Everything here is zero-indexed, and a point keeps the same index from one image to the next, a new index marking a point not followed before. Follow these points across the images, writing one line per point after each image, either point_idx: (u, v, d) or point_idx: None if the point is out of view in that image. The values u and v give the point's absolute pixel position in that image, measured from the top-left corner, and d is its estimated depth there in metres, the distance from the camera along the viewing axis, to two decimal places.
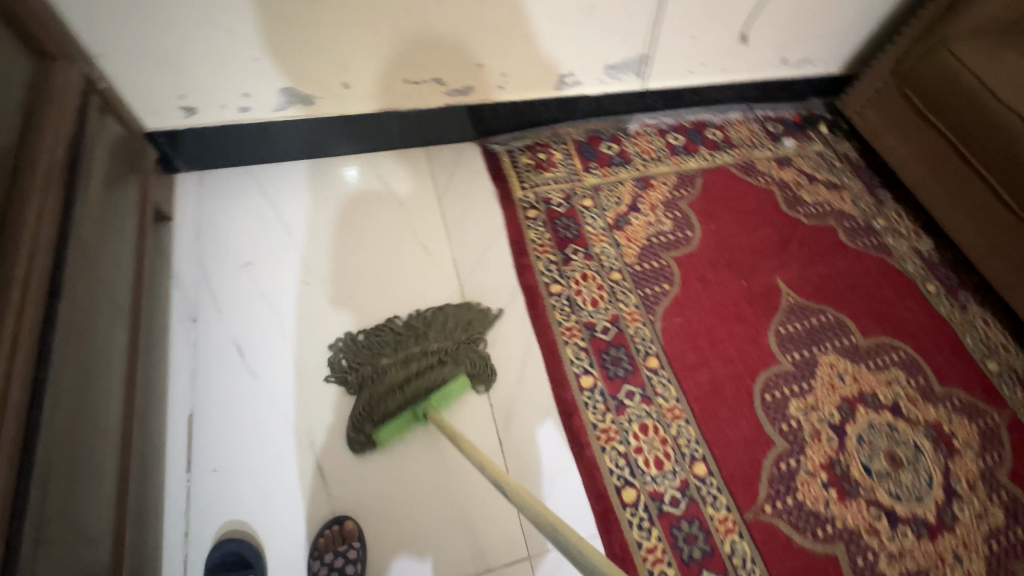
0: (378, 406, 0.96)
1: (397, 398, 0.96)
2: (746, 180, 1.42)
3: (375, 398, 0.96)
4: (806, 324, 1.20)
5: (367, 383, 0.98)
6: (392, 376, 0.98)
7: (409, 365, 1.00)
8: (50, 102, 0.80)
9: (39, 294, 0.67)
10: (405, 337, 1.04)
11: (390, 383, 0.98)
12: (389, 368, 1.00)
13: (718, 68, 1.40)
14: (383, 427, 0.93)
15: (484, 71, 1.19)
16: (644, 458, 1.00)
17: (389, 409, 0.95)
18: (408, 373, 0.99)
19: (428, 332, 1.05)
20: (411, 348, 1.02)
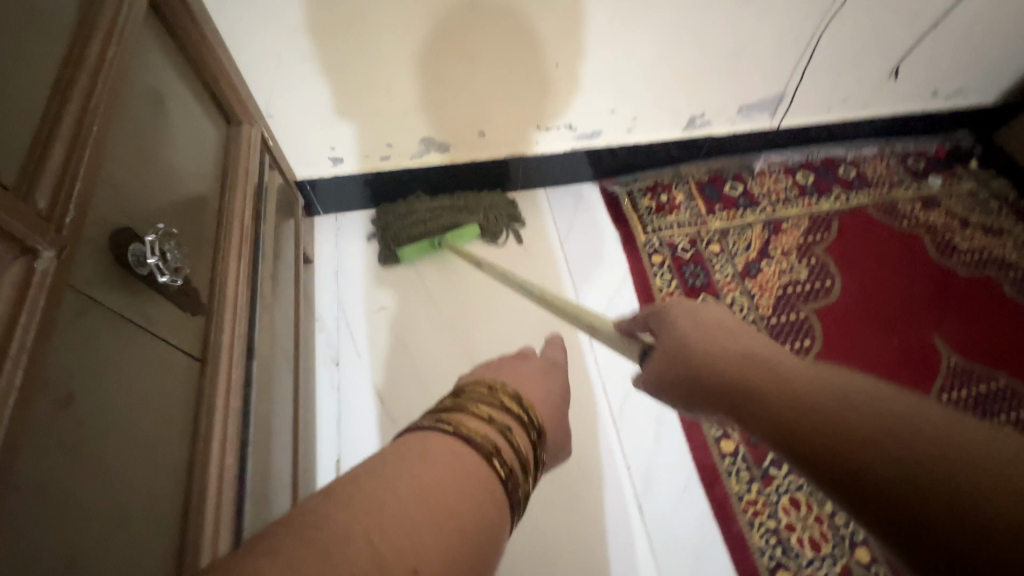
0: (403, 228, 1.18)
1: (421, 227, 1.17)
2: (888, 225, 1.31)
3: (405, 223, 1.18)
4: (973, 392, 1.08)
5: (402, 213, 1.19)
6: (417, 209, 1.20)
7: (435, 204, 1.21)
8: (238, 166, 0.86)
9: (242, 356, 0.71)
10: (439, 187, 1.24)
11: (416, 213, 1.19)
12: (417, 204, 1.20)
13: (859, 103, 1.31)
14: (407, 246, 1.15)
15: (616, 115, 1.17)
16: (797, 536, 0.91)
17: (412, 232, 1.16)
18: (433, 211, 1.19)
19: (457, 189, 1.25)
20: (442, 196, 1.22)
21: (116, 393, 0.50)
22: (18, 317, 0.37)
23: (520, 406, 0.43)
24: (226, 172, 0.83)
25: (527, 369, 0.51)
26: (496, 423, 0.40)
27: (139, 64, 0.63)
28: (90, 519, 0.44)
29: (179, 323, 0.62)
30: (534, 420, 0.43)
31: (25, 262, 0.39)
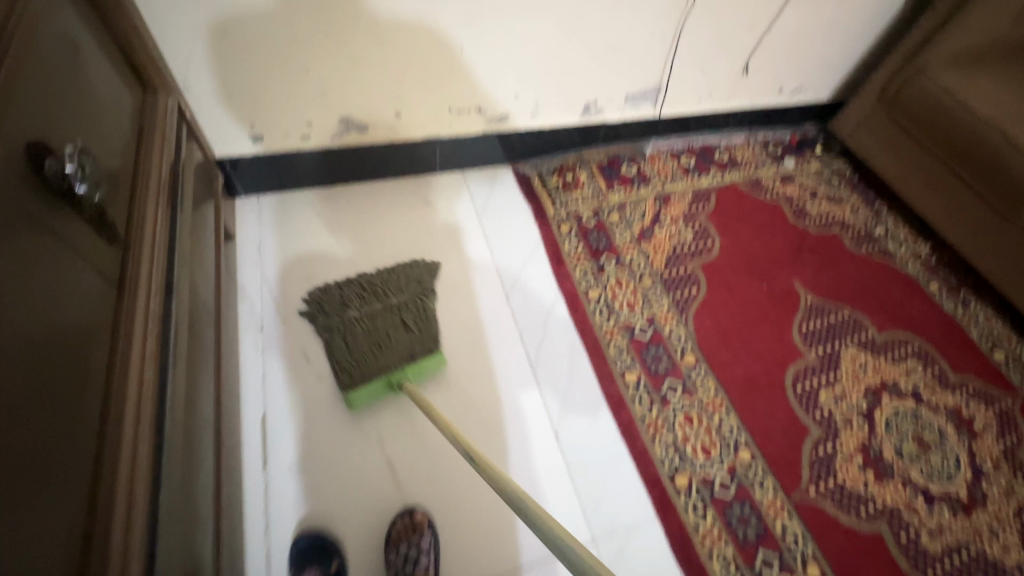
0: (353, 363, 1.01)
1: (372, 360, 1.01)
2: (755, 196, 1.55)
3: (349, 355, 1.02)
4: (825, 322, 1.29)
5: (339, 340, 1.04)
6: (358, 329, 1.05)
7: (374, 320, 1.07)
8: (155, 126, 0.89)
9: (160, 289, 0.73)
10: (371, 295, 1.11)
11: (359, 337, 1.04)
12: (355, 322, 1.06)
13: (723, 97, 1.55)
14: (361, 387, 0.98)
15: (520, 100, 1.32)
16: (692, 446, 1.06)
17: (362, 369, 1.00)
18: (376, 334, 1.04)
19: (391, 297, 1.12)
20: (375, 306, 1.09)
21: (23, 283, 0.52)
22: None
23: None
24: (143, 130, 0.86)
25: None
26: None
27: (51, 7, 0.67)
28: None
29: (95, 245, 0.65)
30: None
31: None
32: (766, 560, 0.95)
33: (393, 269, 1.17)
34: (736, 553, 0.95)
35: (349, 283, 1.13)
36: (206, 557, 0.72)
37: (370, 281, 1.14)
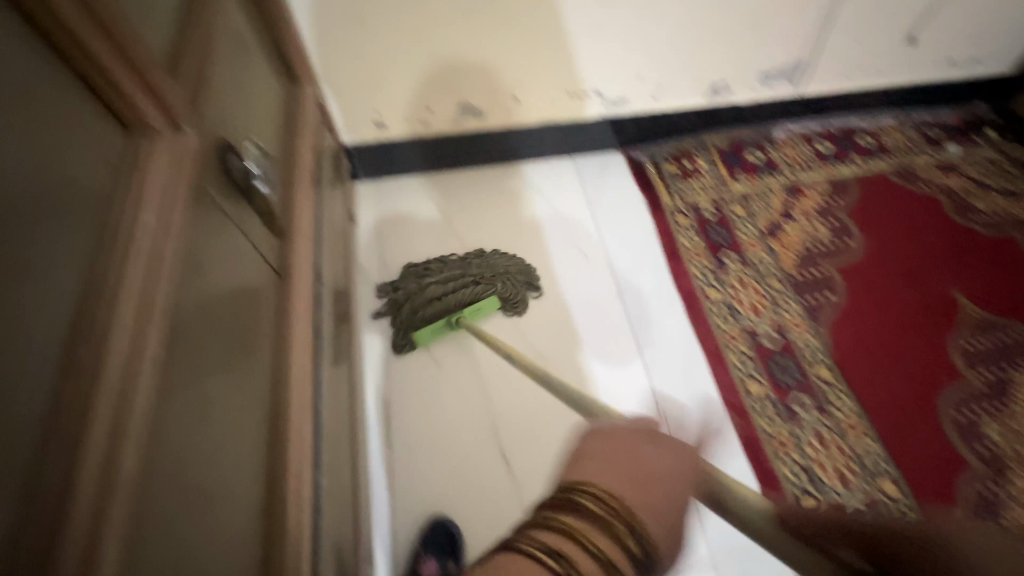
0: (418, 307, 1.11)
1: (433, 307, 1.10)
2: (908, 189, 1.34)
3: (418, 307, 1.11)
4: (995, 340, 1.10)
5: (413, 292, 1.13)
6: (431, 287, 1.13)
7: (447, 281, 1.13)
8: (301, 117, 0.93)
9: (310, 278, 0.77)
10: (449, 258, 1.18)
11: (430, 293, 1.12)
12: (430, 283, 1.14)
13: (877, 71, 1.35)
14: (421, 330, 1.08)
15: (642, 82, 1.23)
16: (824, 469, 0.96)
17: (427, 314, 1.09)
18: (446, 288, 1.12)
19: (469, 263, 1.17)
20: (451, 271, 1.15)
21: (224, 279, 0.55)
22: (175, 173, 0.45)
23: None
24: (292, 122, 0.91)
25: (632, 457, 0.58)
26: None
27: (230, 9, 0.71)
28: (211, 372, 0.50)
29: (263, 236, 0.69)
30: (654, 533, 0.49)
31: (174, 133, 0.47)
32: None
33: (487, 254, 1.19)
34: None
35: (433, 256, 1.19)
36: (347, 529, 0.77)
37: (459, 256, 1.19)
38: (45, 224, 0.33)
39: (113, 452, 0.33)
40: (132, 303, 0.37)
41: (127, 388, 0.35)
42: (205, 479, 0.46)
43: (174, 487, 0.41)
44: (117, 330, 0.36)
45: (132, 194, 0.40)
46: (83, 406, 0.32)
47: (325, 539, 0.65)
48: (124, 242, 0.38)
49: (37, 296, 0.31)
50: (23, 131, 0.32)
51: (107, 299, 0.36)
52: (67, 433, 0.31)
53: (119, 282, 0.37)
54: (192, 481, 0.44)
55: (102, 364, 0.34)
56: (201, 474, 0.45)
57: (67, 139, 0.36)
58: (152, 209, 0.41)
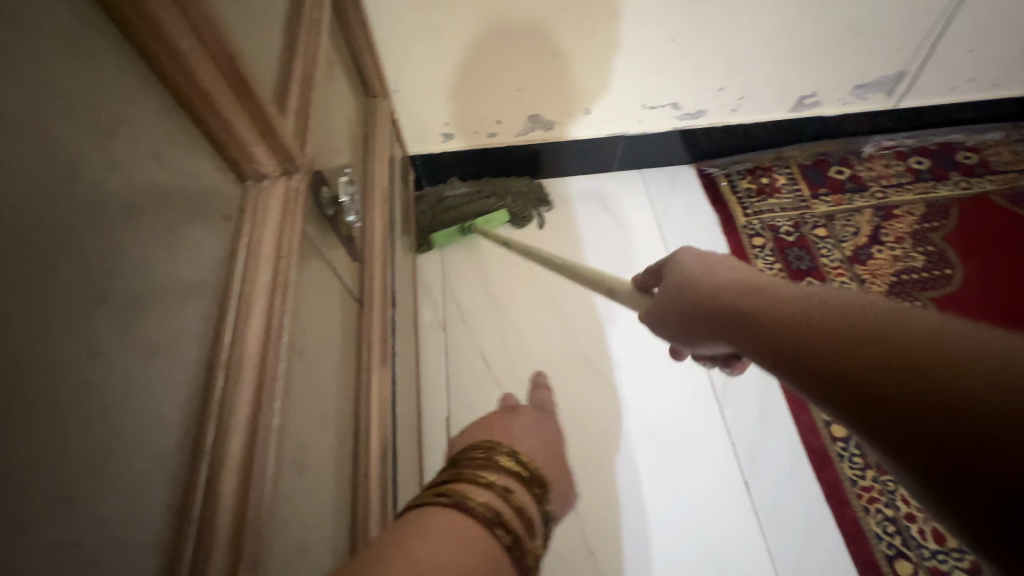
0: (437, 211, 1.22)
1: (451, 213, 1.21)
2: (1018, 214, 1.20)
3: (437, 212, 1.22)
4: None
5: (434, 198, 1.24)
6: (450, 194, 1.24)
7: (465, 190, 1.24)
8: (376, 132, 0.92)
9: (384, 303, 0.76)
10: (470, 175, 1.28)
11: (448, 199, 1.23)
12: (450, 191, 1.25)
13: (987, 83, 1.23)
14: (439, 231, 1.20)
15: (723, 94, 1.16)
16: (920, 527, 0.87)
17: (444, 217, 1.21)
18: (462, 198, 1.23)
19: (485, 179, 1.27)
20: (470, 183, 1.26)
21: (314, 314, 0.54)
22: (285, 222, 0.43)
23: (521, 458, 0.43)
24: (368, 138, 0.90)
25: (523, 424, 0.51)
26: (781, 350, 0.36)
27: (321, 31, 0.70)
28: (308, 421, 0.49)
29: (345, 263, 0.68)
30: (539, 474, 0.43)
31: (284, 178, 0.46)
32: None
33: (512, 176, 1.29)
34: None
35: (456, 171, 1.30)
36: None
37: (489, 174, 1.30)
38: (176, 294, 0.32)
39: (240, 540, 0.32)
40: (252, 376, 0.35)
41: (252, 467, 0.34)
42: (302, 537, 0.44)
43: (279, 556, 0.39)
44: (242, 403, 0.34)
45: (249, 251, 0.39)
46: (211, 491, 0.31)
47: None
48: (245, 307, 0.37)
49: (167, 371, 0.30)
50: (155, 201, 0.32)
51: (230, 369, 0.34)
52: (196, 520, 0.30)
53: (240, 351, 0.35)
54: (292, 537, 0.43)
55: (226, 441, 0.33)
56: (298, 527, 0.44)
57: (193, 199, 0.35)
58: (268, 267, 0.39)
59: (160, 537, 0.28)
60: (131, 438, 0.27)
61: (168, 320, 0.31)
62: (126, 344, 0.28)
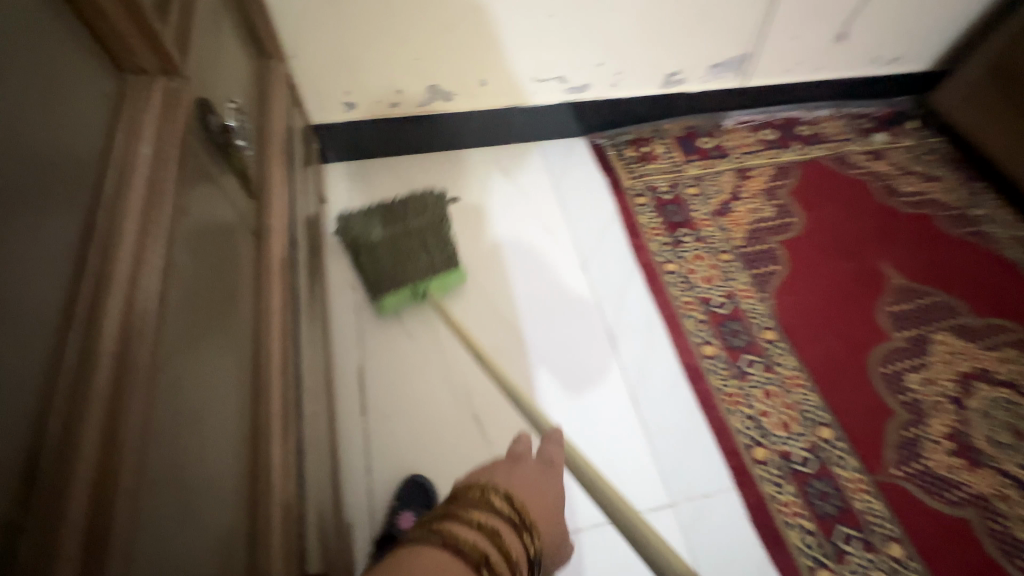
0: (380, 278, 1.06)
1: (397, 276, 1.06)
2: (842, 173, 1.46)
3: (378, 277, 1.06)
4: (915, 304, 1.23)
5: (365, 259, 1.05)
6: (383, 253, 1.05)
7: (397, 243, 1.06)
8: (272, 91, 0.95)
9: (285, 243, 0.79)
10: (393, 217, 1.09)
11: (382, 257, 1.05)
12: (379, 245, 1.05)
13: (813, 67, 1.48)
14: (391, 299, 1.06)
15: (602, 69, 1.31)
16: (771, 420, 1.06)
17: (391, 282, 1.06)
18: (399, 255, 1.06)
19: (411, 218, 1.09)
20: (397, 229, 1.07)
21: (205, 226, 0.58)
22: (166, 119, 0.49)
23: (515, 505, 0.54)
24: (263, 96, 0.92)
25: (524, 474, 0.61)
26: (485, 530, 0.50)
27: None
28: (200, 308, 0.53)
29: (241, 197, 0.71)
30: (528, 520, 0.54)
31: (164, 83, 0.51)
32: (846, 536, 0.95)
33: (413, 198, 1.12)
34: (816, 526, 0.95)
35: (374, 211, 1.09)
36: (328, 487, 0.79)
37: (393, 208, 1.11)
38: (54, 138, 0.38)
39: (128, 332, 0.38)
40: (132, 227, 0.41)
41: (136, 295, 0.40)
42: (198, 403, 0.49)
43: (171, 402, 0.44)
44: (125, 246, 0.40)
45: (128, 133, 0.45)
46: (100, 290, 0.38)
47: (308, 486, 0.67)
48: (124, 169, 0.43)
49: (53, 199, 0.36)
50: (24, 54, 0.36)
51: (112, 218, 0.40)
52: (81, 327, 0.36)
53: (122, 198, 0.42)
54: (187, 399, 0.47)
55: (111, 270, 0.39)
56: (193, 396, 0.48)
57: None
58: (149, 144, 0.46)
59: (49, 324, 0.34)
60: (25, 226, 0.33)
61: (51, 155, 0.37)
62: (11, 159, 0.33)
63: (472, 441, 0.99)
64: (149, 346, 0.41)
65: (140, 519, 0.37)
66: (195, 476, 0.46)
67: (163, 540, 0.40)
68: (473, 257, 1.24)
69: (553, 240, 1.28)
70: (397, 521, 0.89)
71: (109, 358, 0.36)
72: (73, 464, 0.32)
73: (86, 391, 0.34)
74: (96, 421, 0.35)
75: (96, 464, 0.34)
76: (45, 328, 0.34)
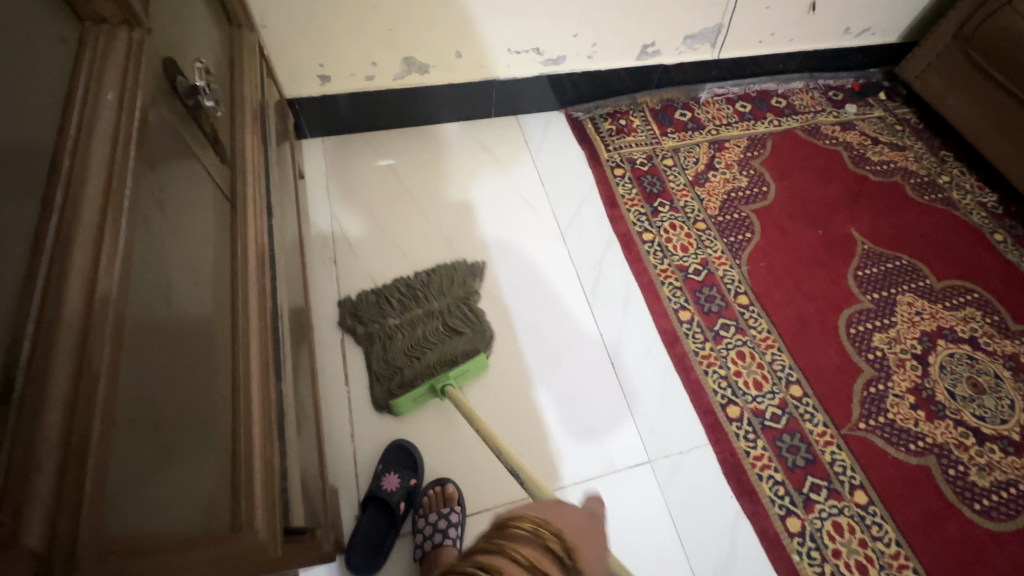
0: (395, 374, 1.00)
1: (413, 370, 1.00)
2: (813, 142, 1.50)
3: (394, 373, 1.00)
4: (882, 268, 1.27)
5: (381, 347, 1.04)
6: (400, 340, 1.03)
7: (415, 328, 1.05)
8: (243, 60, 0.93)
9: (261, 210, 0.80)
10: (411, 301, 1.10)
11: (399, 347, 1.03)
12: (396, 330, 1.05)
13: (787, 38, 1.50)
14: (402, 397, 0.97)
15: (578, 41, 1.31)
16: (744, 380, 1.10)
17: (405, 380, 0.99)
18: (416, 344, 1.02)
19: (431, 300, 1.10)
20: (416, 314, 1.08)
21: (176, 186, 0.58)
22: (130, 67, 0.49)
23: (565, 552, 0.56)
24: (233, 65, 0.91)
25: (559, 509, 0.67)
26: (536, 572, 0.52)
27: None
28: (172, 262, 0.54)
29: (214, 160, 0.71)
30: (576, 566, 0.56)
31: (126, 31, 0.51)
32: (814, 485, 0.99)
33: (430, 277, 1.14)
34: (786, 478, 1.00)
35: (393, 290, 1.11)
36: (313, 453, 0.81)
37: (409, 286, 1.12)
38: (10, 72, 0.38)
39: (99, 257, 0.39)
40: (98, 168, 0.42)
41: (105, 233, 0.40)
42: (174, 353, 0.50)
43: (146, 348, 0.45)
44: (90, 186, 0.40)
45: (90, 79, 0.45)
46: (68, 217, 0.38)
47: (292, 446, 0.69)
48: (87, 109, 0.43)
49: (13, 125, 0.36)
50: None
51: (76, 158, 0.41)
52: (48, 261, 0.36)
53: (86, 139, 0.42)
54: (162, 348, 0.48)
55: (76, 208, 0.39)
56: (169, 348, 0.49)
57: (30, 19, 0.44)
58: (112, 90, 0.46)
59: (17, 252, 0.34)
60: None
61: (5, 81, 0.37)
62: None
63: (461, 432, 1.00)
64: (122, 280, 0.41)
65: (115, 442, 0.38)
66: (169, 416, 0.47)
67: (136, 476, 0.40)
68: (452, 228, 1.25)
69: (533, 215, 1.29)
70: (382, 483, 0.91)
71: (80, 282, 0.37)
72: (48, 377, 0.33)
73: (57, 318, 0.35)
74: (66, 354, 0.34)
75: (72, 380, 0.34)
76: (12, 246, 0.34)
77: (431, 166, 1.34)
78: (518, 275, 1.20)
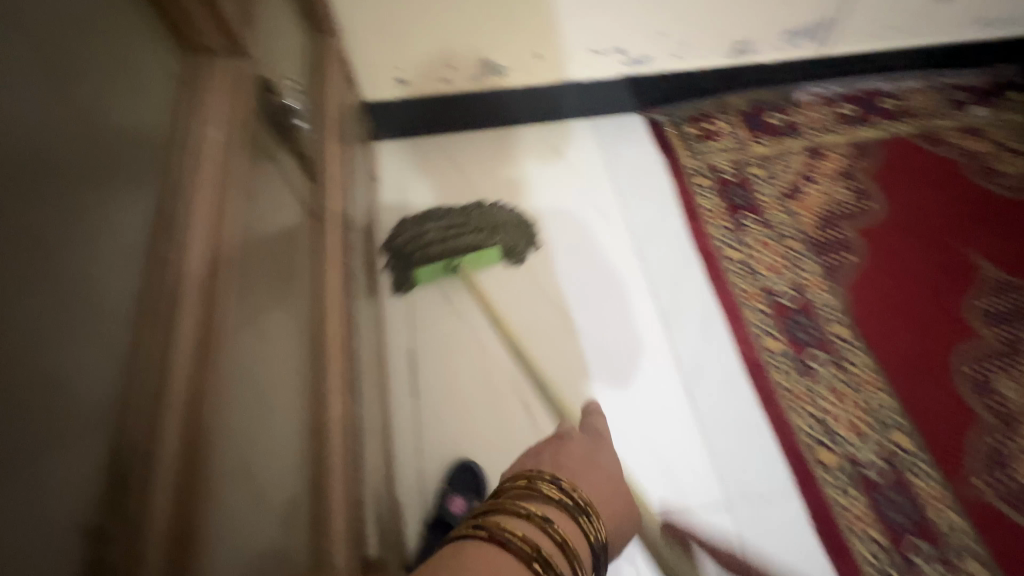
0: (418, 248, 1.09)
1: (436, 249, 1.08)
2: (931, 152, 1.31)
3: (418, 248, 1.09)
4: (1013, 300, 1.09)
5: (413, 239, 1.10)
6: (434, 236, 1.09)
7: (450, 228, 1.11)
8: (326, 68, 0.93)
9: (340, 224, 0.79)
10: (453, 211, 1.13)
11: (431, 237, 1.10)
12: (431, 227, 1.11)
13: (904, 31, 1.33)
14: (421, 267, 1.08)
15: (664, 39, 1.22)
16: (838, 421, 0.99)
17: (427, 254, 1.08)
18: (447, 239, 1.09)
19: (471, 213, 1.14)
20: (454, 220, 1.12)
21: (264, 206, 0.61)
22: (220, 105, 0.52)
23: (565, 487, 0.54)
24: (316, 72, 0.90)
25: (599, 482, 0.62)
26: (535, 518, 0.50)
27: None
28: (260, 291, 0.57)
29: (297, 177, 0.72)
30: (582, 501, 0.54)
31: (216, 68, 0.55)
32: (920, 550, 0.88)
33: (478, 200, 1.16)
34: (885, 537, 0.89)
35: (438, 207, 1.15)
36: (382, 472, 0.80)
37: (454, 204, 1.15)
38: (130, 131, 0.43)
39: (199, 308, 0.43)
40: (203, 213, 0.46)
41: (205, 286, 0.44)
42: (260, 378, 0.54)
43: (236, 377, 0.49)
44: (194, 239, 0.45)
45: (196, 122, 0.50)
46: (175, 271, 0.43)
47: (368, 470, 0.69)
48: (193, 156, 0.48)
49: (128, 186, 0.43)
50: (88, 58, 0.43)
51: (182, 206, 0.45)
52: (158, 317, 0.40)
53: (193, 185, 0.47)
54: (249, 373, 0.52)
55: (183, 261, 0.44)
56: (255, 372, 0.53)
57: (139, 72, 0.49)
58: (215, 128, 0.51)
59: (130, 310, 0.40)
60: (104, 212, 0.41)
61: (124, 146, 0.44)
62: (72, 159, 0.40)
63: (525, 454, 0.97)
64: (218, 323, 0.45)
65: (209, 462, 0.42)
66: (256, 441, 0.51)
67: (227, 496, 0.45)
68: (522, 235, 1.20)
69: (606, 223, 1.23)
70: (448, 504, 0.89)
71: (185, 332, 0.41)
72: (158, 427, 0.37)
73: (166, 370, 0.39)
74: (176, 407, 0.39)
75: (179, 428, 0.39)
76: (127, 300, 0.41)
77: (501, 169, 1.29)
78: (590, 287, 1.14)
